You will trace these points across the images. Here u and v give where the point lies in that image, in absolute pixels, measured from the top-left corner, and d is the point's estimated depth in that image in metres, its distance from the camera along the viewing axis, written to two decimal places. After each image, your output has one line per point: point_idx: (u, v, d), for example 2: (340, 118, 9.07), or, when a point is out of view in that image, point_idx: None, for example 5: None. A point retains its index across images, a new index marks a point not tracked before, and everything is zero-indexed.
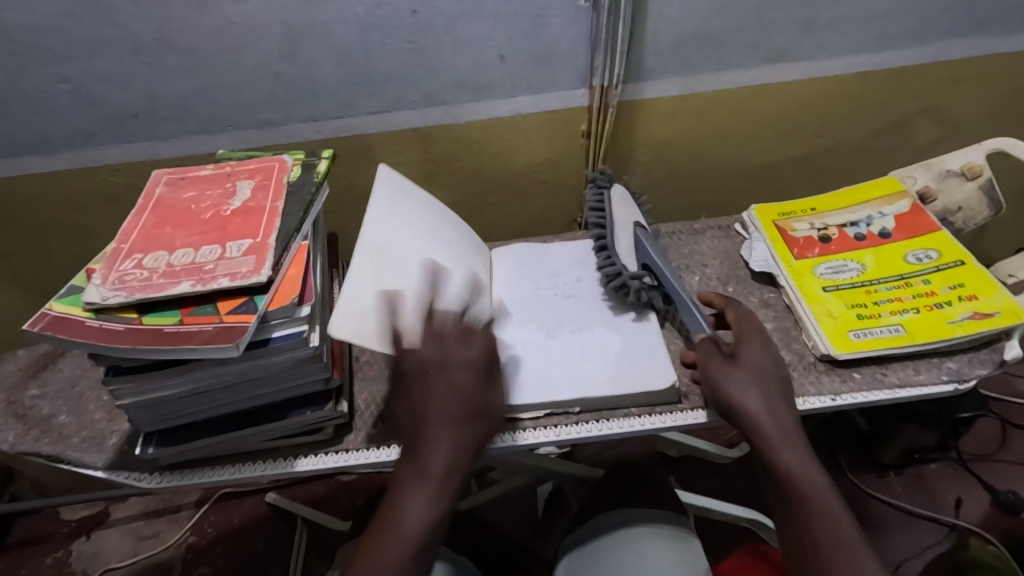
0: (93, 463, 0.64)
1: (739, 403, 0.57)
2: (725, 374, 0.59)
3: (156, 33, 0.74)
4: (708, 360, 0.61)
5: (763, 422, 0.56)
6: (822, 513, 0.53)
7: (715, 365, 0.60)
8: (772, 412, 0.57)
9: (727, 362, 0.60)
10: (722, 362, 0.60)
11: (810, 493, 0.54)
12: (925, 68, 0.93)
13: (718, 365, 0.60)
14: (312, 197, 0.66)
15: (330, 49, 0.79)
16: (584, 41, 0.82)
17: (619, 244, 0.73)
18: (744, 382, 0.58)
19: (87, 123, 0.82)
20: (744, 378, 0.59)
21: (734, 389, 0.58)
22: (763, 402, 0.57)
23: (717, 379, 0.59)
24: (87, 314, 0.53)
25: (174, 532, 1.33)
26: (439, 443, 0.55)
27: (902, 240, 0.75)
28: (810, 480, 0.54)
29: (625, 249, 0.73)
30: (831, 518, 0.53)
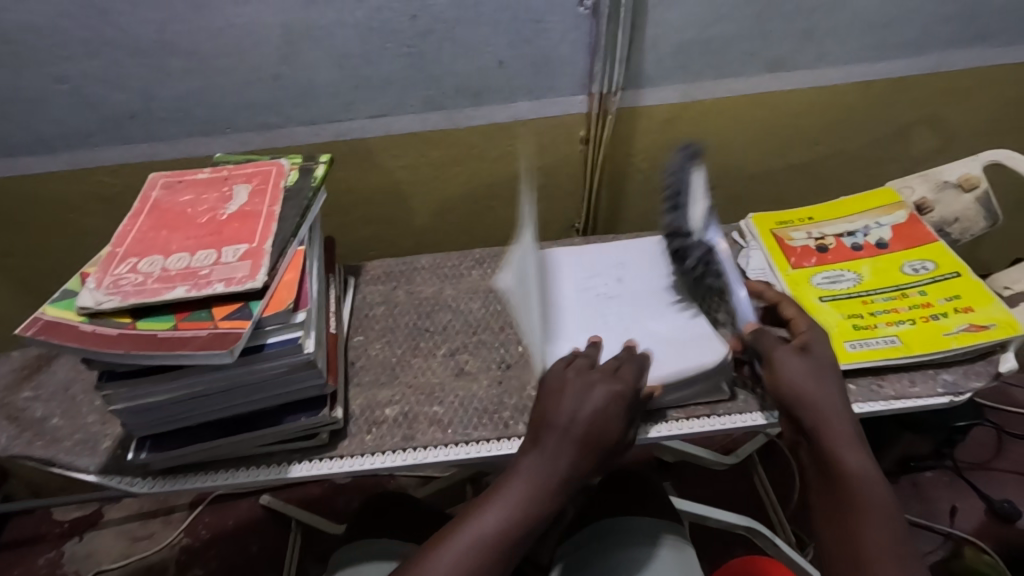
0: (85, 466, 0.64)
1: (806, 397, 0.57)
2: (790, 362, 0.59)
3: (155, 35, 0.74)
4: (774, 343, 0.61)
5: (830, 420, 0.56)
6: (883, 525, 0.51)
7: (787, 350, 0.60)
8: (837, 411, 0.56)
9: (795, 350, 0.60)
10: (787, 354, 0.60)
11: (877, 506, 0.52)
12: (924, 79, 0.93)
13: (790, 356, 0.59)
14: (309, 202, 0.66)
15: (330, 52, 0.78)
16: (583, 47, 0.82)
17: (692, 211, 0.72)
18: (809, 376, 0.58)
19: (84, 124, 0.81)
20: (810, 373, 0.58)
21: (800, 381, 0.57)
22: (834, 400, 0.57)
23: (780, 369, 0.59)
24: (81, 318, 0.53)
25: (167, 534, 1.32)
26: (553, 447, 0.55)
27: (899, 250, 0.75)
28: (871, 489, 0.52)
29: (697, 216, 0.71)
30: (890, 532, 0.51)
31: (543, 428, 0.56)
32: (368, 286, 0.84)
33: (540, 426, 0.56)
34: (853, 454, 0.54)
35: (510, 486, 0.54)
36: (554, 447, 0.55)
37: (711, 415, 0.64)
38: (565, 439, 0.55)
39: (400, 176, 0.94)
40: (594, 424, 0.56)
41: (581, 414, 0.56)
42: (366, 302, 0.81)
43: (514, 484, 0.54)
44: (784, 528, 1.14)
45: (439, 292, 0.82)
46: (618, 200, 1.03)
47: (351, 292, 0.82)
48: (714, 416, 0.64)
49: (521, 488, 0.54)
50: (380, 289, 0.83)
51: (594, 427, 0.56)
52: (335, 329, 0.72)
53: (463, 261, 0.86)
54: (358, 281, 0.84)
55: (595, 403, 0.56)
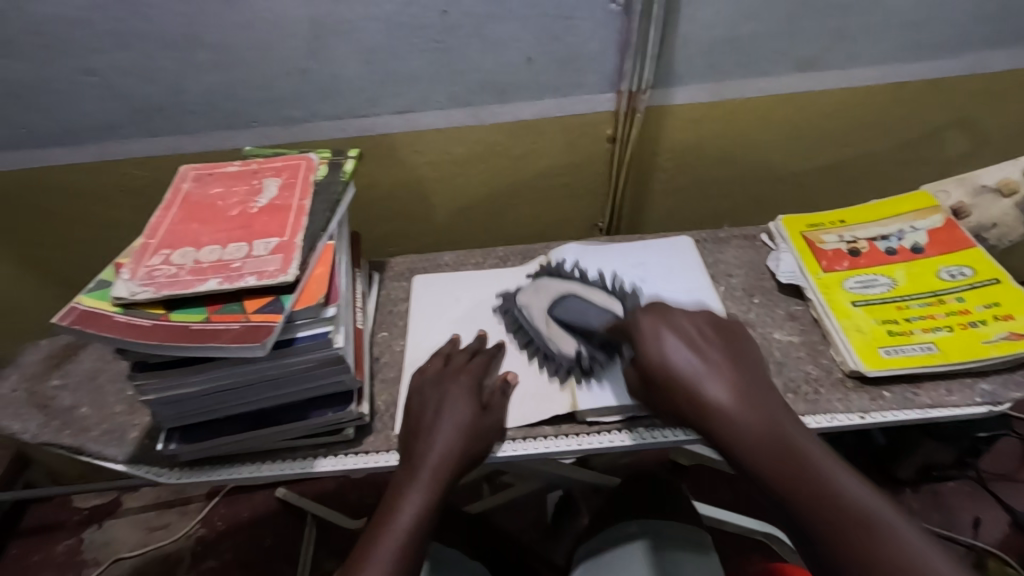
0: (113, 456, 0.64)
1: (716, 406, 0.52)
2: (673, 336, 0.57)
3: (186, 28, 0.74)
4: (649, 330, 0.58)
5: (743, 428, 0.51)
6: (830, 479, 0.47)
7: (663, 323, 0.58)
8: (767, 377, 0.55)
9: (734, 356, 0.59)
10: (671, 349, 0.56)
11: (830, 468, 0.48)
12: (960, 81, 0.91)
13: (651, 319, 0.59)
14: (338, 197, 0.66)
15: (359, 47, 0.78)
16: (613, 44, 0.81)
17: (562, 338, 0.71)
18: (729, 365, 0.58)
19: (114, 116, 0.82)
20: (689, 353, 0.56)
21: (688, 368, 0.55)
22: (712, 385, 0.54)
23: (660, 346, 0.57)
24: (115, 309, 0.53)
25: (184, 524, 1.33)
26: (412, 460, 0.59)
27: (935, 255, 0.74)
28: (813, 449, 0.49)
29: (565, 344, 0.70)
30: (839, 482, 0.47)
31: (425, 428, 0.61)
32: (391, 282, 0.84)
33: (424, 428, 0.61)
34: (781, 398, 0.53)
35: (405, 488, 0.57)
36: (440, 438, 0.60)
37: None
38: (446, 428, 0.60)
39: (424, 172, 0.93)
40: (464, 412, 0.62)
41: (441, 416, 0.61)
42: (390, 298, 0.81)
43: (410, 486, 0.57)
44: None
45: (461, 284, 0.81)
46: (642, 200, 1.02)
47: (375, 288, 0.82)
48: None
49: (417, 486, 0.56)
50: (404, 285, 0.83)
51: (464, 416, 0.61)
52: (361, 324, 0.71)
53: (486, 259, 0.86)
54: (382, 277, 0.84)
55: (444, 408, 0.62)
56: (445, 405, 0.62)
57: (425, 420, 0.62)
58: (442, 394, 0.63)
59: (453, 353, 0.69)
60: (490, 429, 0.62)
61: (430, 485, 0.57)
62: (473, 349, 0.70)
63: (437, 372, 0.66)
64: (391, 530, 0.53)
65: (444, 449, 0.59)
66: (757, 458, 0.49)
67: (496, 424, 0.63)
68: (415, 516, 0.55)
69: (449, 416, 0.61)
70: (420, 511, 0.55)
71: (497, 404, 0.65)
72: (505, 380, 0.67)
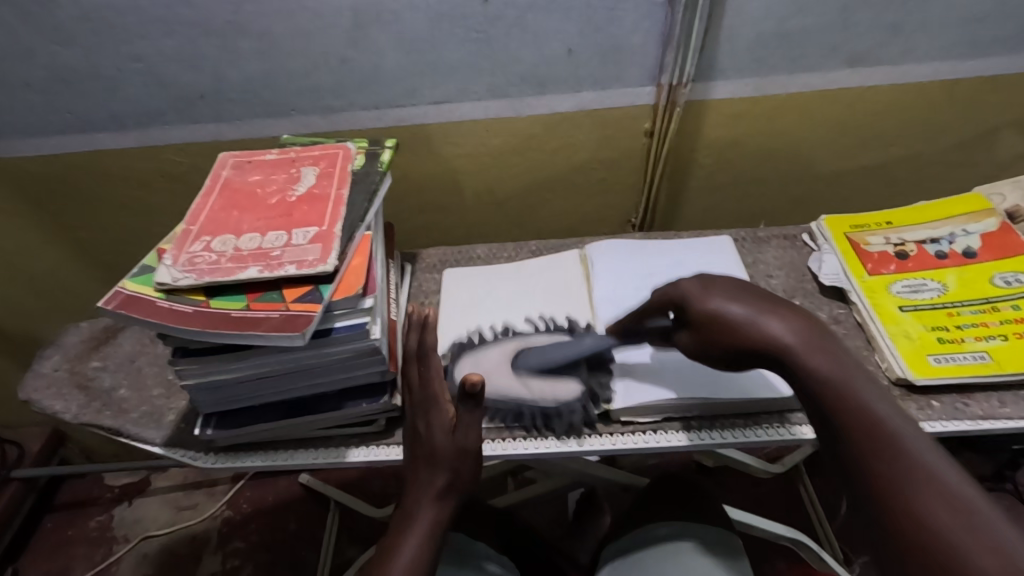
0: (151, 438, 0.65)
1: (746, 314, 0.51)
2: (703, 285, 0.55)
3: (229, 15, 0.75)
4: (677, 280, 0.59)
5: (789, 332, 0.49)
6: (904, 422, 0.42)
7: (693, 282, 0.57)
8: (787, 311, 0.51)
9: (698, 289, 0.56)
10: (721, 305, 0.52)
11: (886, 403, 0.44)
12: (1019, 78, 0.87)
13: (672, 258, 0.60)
14: (376, 187, 0.65)
15: (397, 36, 0.78)
16: (655, 36, 0.79)
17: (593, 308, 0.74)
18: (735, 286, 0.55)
19: (156, 102, 0.83)
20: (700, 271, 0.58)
21: (734, 313, 0.51)
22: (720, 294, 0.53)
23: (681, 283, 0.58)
24: (158, 294, 0.54)
25: (211, 506, 1.36)
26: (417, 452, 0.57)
27: (988, 260, 0.71)
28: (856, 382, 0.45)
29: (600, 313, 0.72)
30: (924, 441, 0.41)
31: (411, 468, 0.57)
32: (423, 274, 0.84)
33: (411, 470, 0.57)
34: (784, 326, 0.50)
35: (396, 537, 0.54)
36: (426, 483, 0.56)
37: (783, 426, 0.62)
38: (425, 466, 0.56)
39: (458, 164, 0.93)
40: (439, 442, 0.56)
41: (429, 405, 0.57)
42: (423, 290, 0.81)
43: (401, 535, 0.54)
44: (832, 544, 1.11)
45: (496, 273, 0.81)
46: (677, 198, 1.00)
47: (408, 279, 0.82)
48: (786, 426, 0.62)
49: (410, 533, 0.54)
50: (436, 277, 0.83)
51: (440, 446, 0.56)
52: (395, 316, 0.71)
53: (519, 252, 0.86)
54: (414, 269, 0.84)
55: (431, 398, 0.57)
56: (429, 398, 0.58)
57: (418, 411, 0.58)
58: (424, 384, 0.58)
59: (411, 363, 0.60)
60: (471, 456, 0.56)
61: (438, 476, 0.56)
62: (414, 327, 0.60)
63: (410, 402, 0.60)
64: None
65: (429, 490, 0.55)
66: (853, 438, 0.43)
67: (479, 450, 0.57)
68: (410, 564, 0.52)
69: (428, 447, 0.57)
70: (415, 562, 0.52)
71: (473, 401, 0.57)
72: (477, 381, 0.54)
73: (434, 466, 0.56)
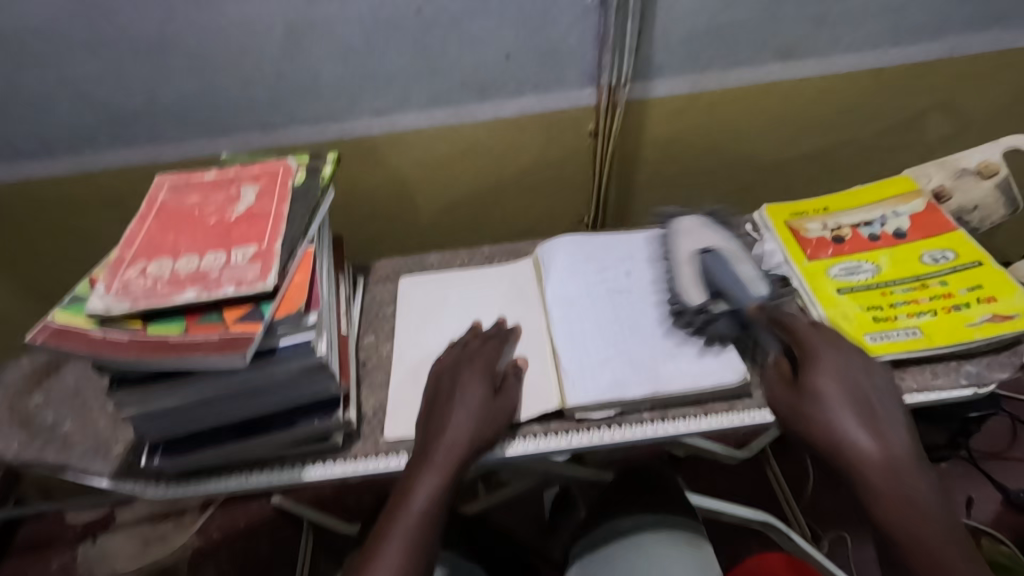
0: (98, 472, 0.64)
1: (840, 443, 0.54)
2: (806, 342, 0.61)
3: (158, 35, 0.73)
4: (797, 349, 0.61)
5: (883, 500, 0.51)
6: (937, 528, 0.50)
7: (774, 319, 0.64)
8: (881, 412, 0.56)
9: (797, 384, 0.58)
10: (832, 395, 0.56)
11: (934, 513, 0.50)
12: (938, 65, 0.92)
13: (827, 360, 0.58)
14: (318, 201, 0.65)
15: (334, 49, 0.77)
16: (592, 38, 0.81)
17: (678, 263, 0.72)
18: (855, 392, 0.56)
19: (89, 127, 0.81)
20: (852, 403, 0.56)
21: (825, 410, 0.55)
22: (839, 394, 0.56)
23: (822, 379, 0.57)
24: (90, 324, 0.52)
25: (179, 536, 1.32)
26: (451, 400, 0.62)
27: (918, 240, 0.74)
28: (897, 481, 0.52)
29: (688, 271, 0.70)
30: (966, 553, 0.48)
31: (442, 409, 0.61)
32: (377, 285, 0.83)
33: (439, 412, 0.61)
34: (869, 439, 0.54)
35: (419, 472, 0.58)
36: (456, 422, 0.60)
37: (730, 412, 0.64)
38: (457, 410, 0.61)
39: (407, 174, 0.92)
40: (477, 392, 0.62)
41: (476, 367, 0.65)
42: (376, 302, 0.81)
43: (425, 469, 0.58)
44: (799, 523, 1.15)
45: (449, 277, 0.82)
46: (627, 196, 1.02)
47: (361, 292, 0.81)
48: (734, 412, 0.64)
49: (434, 468, 0.57)
50: (390, 288, 0.82)
51: (479, 394, 0.62)
52: (346, 330, 0.71)
53: (472, 258, 0.85)
54: (367, 281, 0.84)
55: (479, 363, 0.65)
56: (479, 365, 0.65)
57: (463, 370, 0.64)
58: (470, 359, 0.66)
59: (471, 338, 0.69)
60: (503, 411, 0.62)
61: (471, 421, 0.60)
62: (488, 333, 0.70)
63: (455, 356, 0.67)
64: (406, 512, 0.56)
65: (458, 429, 0.59)
66: (889, 522, 0.51)
67: (510, 408, 0.63)
68: (430, 497, 0.56)
69: (461, 396, 0.62)
70: (435, 496, 0.56)
71: (513, 383, 0.65)
72: (516, 364, 0.67)
73: (467, 411, 0.61)
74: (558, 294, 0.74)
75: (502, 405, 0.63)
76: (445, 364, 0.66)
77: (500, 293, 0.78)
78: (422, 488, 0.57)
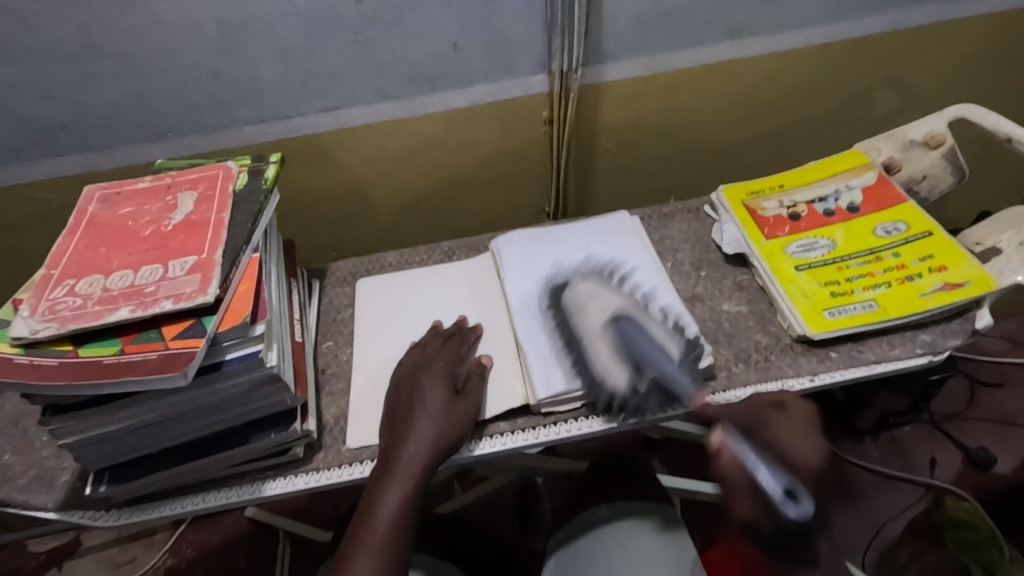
0: (42, 505, 0.60)
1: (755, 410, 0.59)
2: (782, 429, 0.58)
3: (77, 36, 0.69)
4: (779, 419, 0.58)
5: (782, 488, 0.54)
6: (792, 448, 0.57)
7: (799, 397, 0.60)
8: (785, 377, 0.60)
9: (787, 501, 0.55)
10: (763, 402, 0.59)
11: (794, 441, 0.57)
12: (883, 38, 0.93)
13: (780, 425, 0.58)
14: (261, 206, 0.62)
15: (271, 45, 0.74)
16: (539, 24, 0.79)
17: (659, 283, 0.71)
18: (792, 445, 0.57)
19: (12, 137, 0.76)
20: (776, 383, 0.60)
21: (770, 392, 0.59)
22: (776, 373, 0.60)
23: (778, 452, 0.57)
24: (15, 350, 0.49)
25: (150, 557, 1.27)
26: (412, 409, 0.60)
27: (870, 213, 0.75)
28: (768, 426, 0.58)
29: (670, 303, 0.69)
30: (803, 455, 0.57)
31: (402, 418, 0.60)
32: (333, 289, 0.80)
33: (401, 420, 0.60)
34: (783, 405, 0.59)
35: (383, 482, 0.56)
36: (418, 430, 0.58)
37: None
38: (418, 416, 0.59)
39: (359, 171, 0.89)
40: (438, 396, 0.60)
41: (436, 375, 0.62)
42: (333, 306, 0.78)
43: (387, 481, 0.56)
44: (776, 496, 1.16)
45: (407, 275, 0.80)
46: (586, 182, 1.00)
47: (317, 296, 0.79)
48: (699, 397, 0.63)
49: (398, 475, 0.56)
50: (347, 291, 0.80)
51: (439, 398, 0.60)
52: (301, 338, 0.68)
53: (431, 254, 0.83)
54: (323, 284, 0.81)
55: (437, 371, 0.63)
56: (438, 374, 0.63)
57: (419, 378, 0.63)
58: (428, 364, 0.64)
59: (431, 342, 0.67)
60: (466, 411, 0.61)
61: (434, 427, 0.58)
62: (448, 334, 0.69)
63: (414, 361, 0.65)
64: (371, 526, 0.54)
65: (421, 434, 0.58)
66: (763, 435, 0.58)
67: (473, 408, 0.62)
68: (399, 503, 0.55)
69: (421, 403, 0.60)
70: (402, 505, 0.55)
71: (476, 389, 0.63)
72: (480, 364, 0.65)
73: (427, 416, 0.59)
74: (517, 287, 0.72)
75: (471, 409, 0.61)
76: (403, 373, 0.64)
77: (457, 287, 0.77)
78: (390, 497, 0.55)
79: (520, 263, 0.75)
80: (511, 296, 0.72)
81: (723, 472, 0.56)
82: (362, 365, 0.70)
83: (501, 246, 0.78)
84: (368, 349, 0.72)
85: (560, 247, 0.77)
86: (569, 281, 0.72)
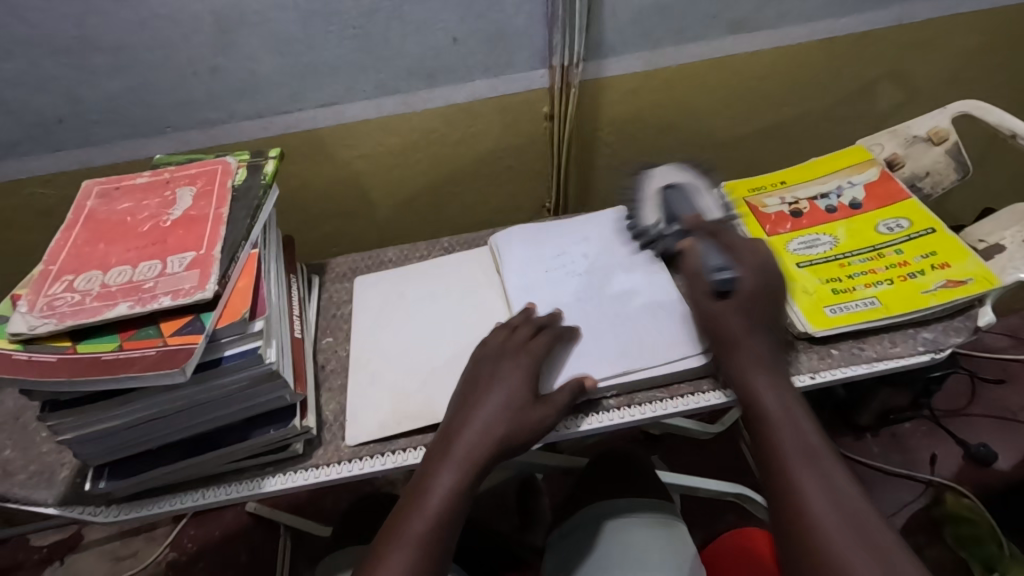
0: (42, 500, 0.60)
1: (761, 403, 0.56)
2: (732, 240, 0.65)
3: (75, 30, 0.68)
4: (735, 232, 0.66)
5: (783, 429, 0.53)
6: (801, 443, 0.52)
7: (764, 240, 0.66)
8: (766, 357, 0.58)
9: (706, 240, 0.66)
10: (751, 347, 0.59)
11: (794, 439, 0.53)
12: (887, 32, 0.92)
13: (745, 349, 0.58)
14: (260, 201, 0.61)
15: (269, 39, 0.73)
16: (540, 18, 0.79)
17: (646, 202, 0.77)
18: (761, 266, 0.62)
19: (10, 131, 0.75)
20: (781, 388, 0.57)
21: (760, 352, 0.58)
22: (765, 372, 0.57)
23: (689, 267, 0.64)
24: (13, 346, 0.49)
25: (152, 551, 1.28)
26: (484, 397, 0.58)
27: (872, 210, 0.75)
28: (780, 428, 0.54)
29: (653, 207, 0.76)
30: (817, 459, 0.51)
31: (470, 403, 0.59)
32: (333, 285, 0.80)
33: (470, 405, 0.58)
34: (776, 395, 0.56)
35: (437, 464, 0.56)
36: (482, 413, 0.57)
37: (695, 393, 0.63)
38: (490, 403, 0.58)
39: (359, 166, 0.89)
40: (515, 385, 0.59)
41: (518, 365, 0.60)
42: (333, 301, 0.78)
43: (442, 464, 0.55)
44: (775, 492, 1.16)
45: (406, 270, 0.79)
46: (587, 178, 1.00)
47: (317, 292, 0.78)
48: (698, 394, 0.63)
49: (452, 460, 0.55)
50: (346, 287, 0.80)
51: (513, 386, 0.59)
52: (300, 334, 0.68)
53: (431, 250, 0.83)
54: (322, 280, 0.81)
55: (518, 359, 0.61)
56: (520, 363, 0.60)
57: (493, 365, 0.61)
58: (512, 355, 0.61)
59: (521, 325, 0.65)
60: (540, 410, 0.58)
61: (500, 415, 0.57)
62: (541, 324, 0.65)
63: (500, 343, 0.63)
64: (423, 511, 0.53)
65: (485, 422, 0.57)
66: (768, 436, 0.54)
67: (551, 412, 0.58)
68: (450, 491, 0.54)
69: (495, 391, 0.59)
70: (454, 490, 0.54)
71: (558, 397, 0.59)
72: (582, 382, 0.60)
73: (496, 403, 0.58)
74: (515, 282, 0.72)
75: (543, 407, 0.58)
76: (484, 359, 0.62)
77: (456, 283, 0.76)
78: (442, 481, 0.54)
79: (519, 258, 0.75)
80: (510, 292, 0.71)
81: (684, 265, 0.65)
82: (361, 362, 0.70)
83: (500, 242, 0.77)
84: (367, 345, 0.71)
85: (559, 243, 0.76)
86: (568, 278, 0.72)
